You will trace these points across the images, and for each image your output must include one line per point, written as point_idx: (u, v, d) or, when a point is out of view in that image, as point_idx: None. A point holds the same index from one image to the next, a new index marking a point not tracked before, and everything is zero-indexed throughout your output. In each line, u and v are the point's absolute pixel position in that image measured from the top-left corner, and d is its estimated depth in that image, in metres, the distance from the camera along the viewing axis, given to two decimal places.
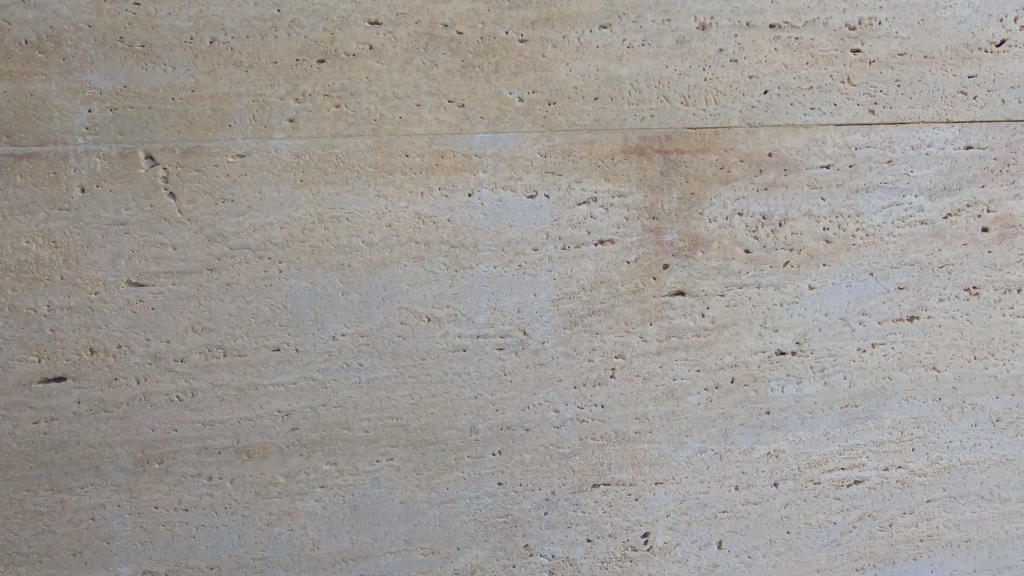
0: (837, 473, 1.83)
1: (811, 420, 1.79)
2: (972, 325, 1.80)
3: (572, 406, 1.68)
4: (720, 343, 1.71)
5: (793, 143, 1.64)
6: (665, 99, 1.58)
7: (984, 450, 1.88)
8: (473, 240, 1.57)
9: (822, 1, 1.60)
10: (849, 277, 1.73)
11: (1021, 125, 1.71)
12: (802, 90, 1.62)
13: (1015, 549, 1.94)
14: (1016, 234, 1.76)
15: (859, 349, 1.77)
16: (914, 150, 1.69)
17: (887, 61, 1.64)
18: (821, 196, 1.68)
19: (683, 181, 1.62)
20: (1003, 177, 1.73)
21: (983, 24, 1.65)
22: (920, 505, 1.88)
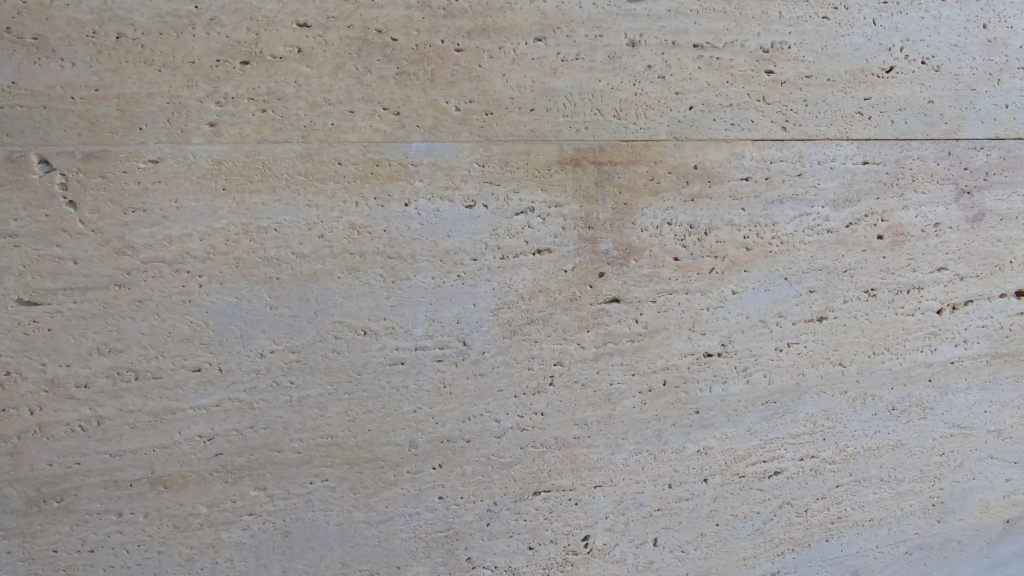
0: (759, 466, 1.95)
1: (735, 417, 1.90)
2: (870, 323, 1.98)
3: (513, 415, 1.68)
4: (653, 347, 1.77)
5: (716, 156, 1.74)
6: (599, 113, 1.62)
7: (883, 436, 2.07)
8: (410, 250, 1.53)
9: (739, 24, 1.70)
10: (766, 282, 1.85)
11: (908, 143, 1.90)
12: (723, 107, 1.72)
13: (909, 524, 2.16)
14: (905, 241, 1.96)
15: (777, 348, 1.90)
16: (820, 165, 1.83)
17: (796, 82, 1.77)
18: (741, 206, 1.78)
19: (616, 191, 1.67)
20: (894, 190, 1.92)
21: (875, 52, 1.83)
22: (830, 490, 2.05)
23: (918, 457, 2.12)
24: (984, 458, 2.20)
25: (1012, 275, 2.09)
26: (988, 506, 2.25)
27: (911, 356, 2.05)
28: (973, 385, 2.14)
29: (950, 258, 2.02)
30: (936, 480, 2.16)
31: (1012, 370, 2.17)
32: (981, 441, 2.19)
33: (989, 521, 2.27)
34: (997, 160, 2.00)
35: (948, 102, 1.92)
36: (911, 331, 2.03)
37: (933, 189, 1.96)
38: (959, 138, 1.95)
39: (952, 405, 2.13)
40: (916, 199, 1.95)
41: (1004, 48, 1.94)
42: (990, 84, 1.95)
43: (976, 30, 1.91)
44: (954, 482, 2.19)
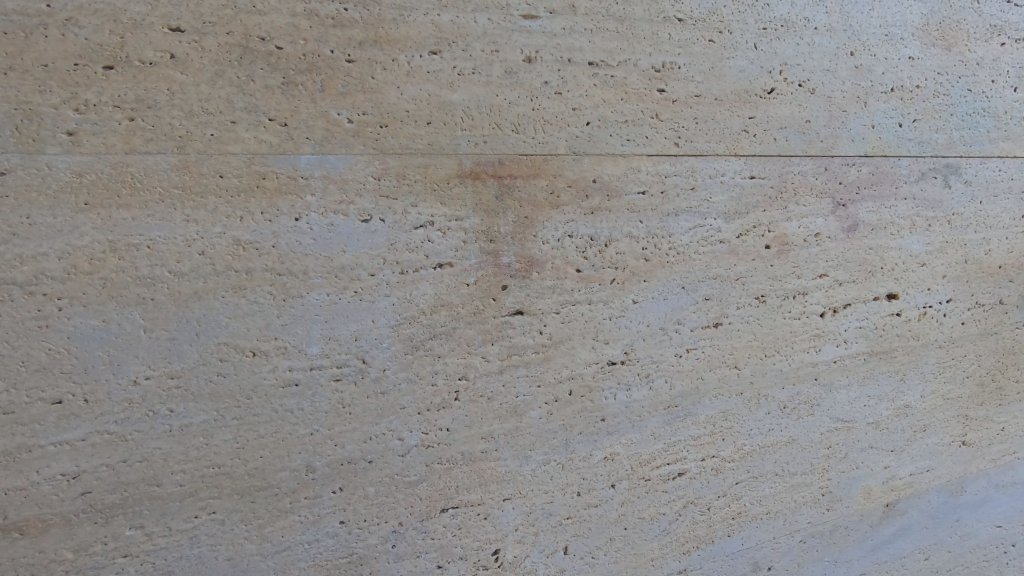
0: (663, 469, 2.02)
1: (640, 422, 1.96)
2: (762, 328, 2.11)
3: (417, 433, 1.65)
4: (557, 358, 1.80)
5: (613, 170, 1.79)
6: (497, 127, 1.63)
7: (776, 433, 2.20)
8: (302, 267, 1.47)
9: (632, 44, 1.76)
10: (665, 291, 1.92)
11: (789, 160, 2.05)
12: (618, 123, 1.77)
13: (802, 514, 2.31)
14: (789, 250, 2.11)
15: (677, 354, 1.98)
16: (711, 179, 1.93)
17: (687, 100, 1.86)
18: (639, 218, 1.85)
19: (517, 205, 1.68)
20: (779, 203, 2.05)
21: (757, 74, 1.95)
22: (731, 487, 2.15)
23: (807, 451, 2.28)
24: (865, 448, 2.40)
25: (882, 280, 2.30)
26: (869, 492, 2.45)
27: (799, 357, 2.20)
28: (854, 381, 2.33)
29: (829, 266, 2.19)
30: (824, 471, 2.33)
31: (886, 366, 2.39)
32: (862, 432, 2.38)
33: (871, 506, 2.47)
34: (866, 175, 2.19)
35: (823, 122, 2.08)
36: (798, 334, 2.18)
37: (813, 202, 2.11)
38: (834, 155, 2.12)
39: (836, 401, 2.30)
40: (798, 211, 2.10)
41: (868, 74, 2.13)
42: (858, 106, 2.13)
43: (845, 56, 2.09)
44: (840, 472, 2.37)
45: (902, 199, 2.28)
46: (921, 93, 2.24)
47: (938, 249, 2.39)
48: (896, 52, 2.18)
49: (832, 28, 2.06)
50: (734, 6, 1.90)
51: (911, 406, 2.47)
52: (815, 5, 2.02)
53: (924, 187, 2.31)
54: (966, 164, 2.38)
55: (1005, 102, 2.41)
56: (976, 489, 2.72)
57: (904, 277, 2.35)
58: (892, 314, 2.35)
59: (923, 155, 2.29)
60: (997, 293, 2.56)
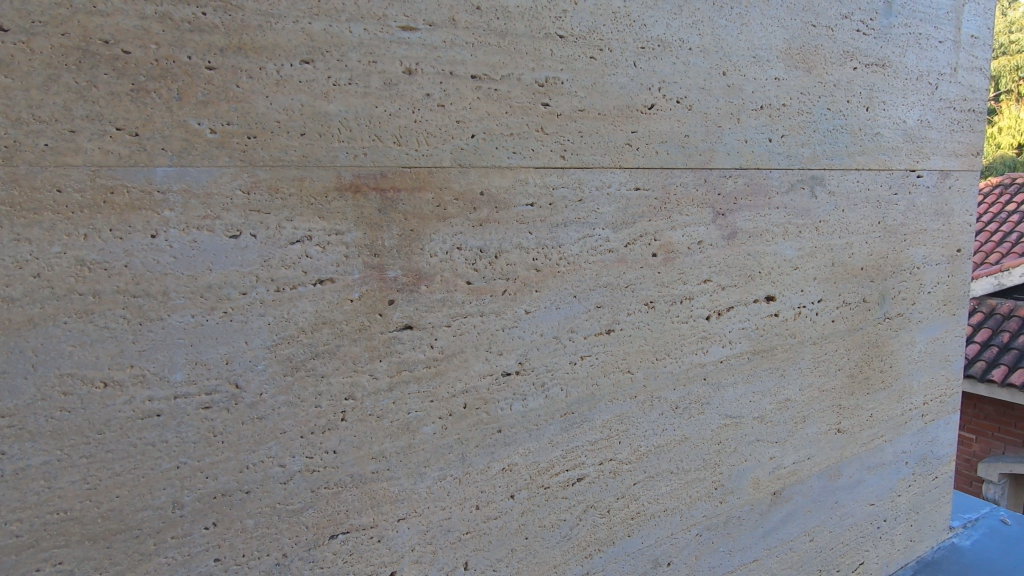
0: (562, 475, 2.05)
1: (537, 431, 1.98)
2: (652, 332, 2.20)
3: (300, 458, 1.58)
4: (450, 371, 1.79)
5: (501, 183, 1.81)
6: (377, 139, 1.60)
7: (670, 433, 2.30)
8: (161, 287, 1.37)
9: (514, 59, 1.79)
10: (557, 301, 1.96)
11: (671, 172, 2.15)
12: (504, 136, 1.80)
13: (697, 509, 2.42)
14: (675, 257, 2.21)
15: (571, 362, 2.02)
16: (598, 191, 2.00)
17: (571, 115, 1.91)
18: (528, 230, 1.87)
19: (402, 218, 1.65)
20: (663, 213, 2.16)
21: (638, 91, 2.04)
22: (629, 488, 2.22)
23: (700, 448, 2.39)
24: (752, 442, 2.56)
25: (760, 283, 2.48)
26: (758, 483, 2.61)
27: (688, 359, 2.31)
28: (739, 379, 2.48)
29: (712, 271, 2.32)
30: (716, 466, 2.46)
31: (768, 363, 2.56)
32: (749, 427, 2.54)
33: (760, 495, 2.63)
34: (741, 186, 2.35)
35: (700, 137, 2.21)
36: (686, 337, 2.29)
37: (695, 212, 2.23)
38: (712, 168, 2.26)
39: (724, 399, 2.44)
40: (681, 220, 2.21)
41: (740, 93, 2.28)
42: (732, 122, 2.28)
43: (718, 76, 2.22)
44: (731, 466, 2.51)
45: (775, 208, 2.46)
46: (787, 111, 2.43)
47: (808, 253, 2.61)
48: (764, 72, 2.34)
49: (706, 49, 2.17)
50: (614, 24, 1.97)
51: (791, 399, 2.66)
52: (688, 27, 2.13)
53: (794, 197, 2.51)
54: (828, 176, 2.61)
55: (859, 120, 2.67)
56: (851, 472, 2.97)
57: (780, 280, 2.54)
58: (770, 315, 2.53)
59: (791, 167, 2.48)
60: (859, 292, 2.83)
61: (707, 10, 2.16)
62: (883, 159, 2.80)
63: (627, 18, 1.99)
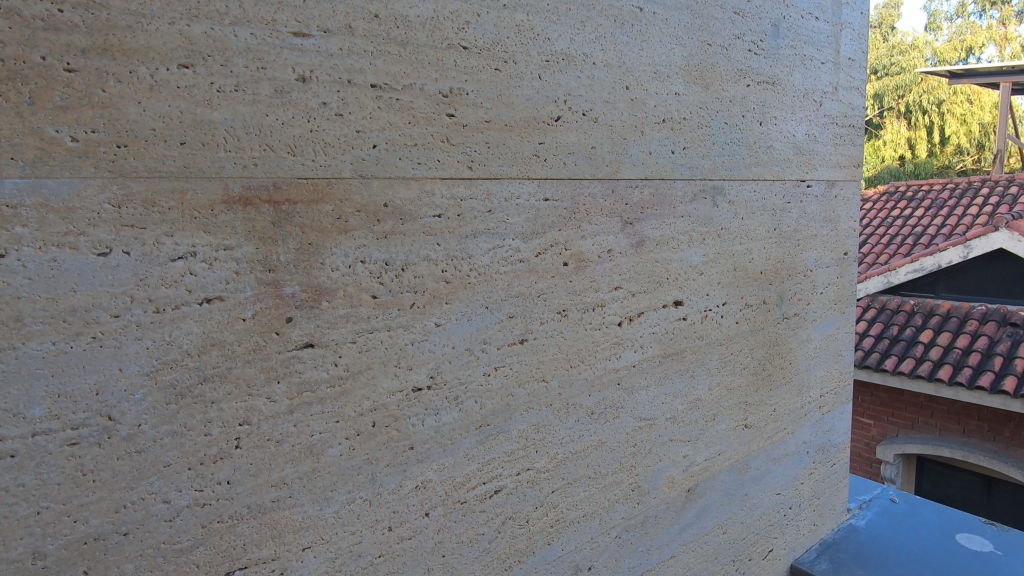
0: (478, 489, 2.03)
1: (451, 446, 1.95)
2: (566, 340, 2.23)
3: (188, 492, 1.47)
4: (356, 390, 1.72)
5: (406, 194, 1.77)
6: (268, 148, 1.52)
7: (587, 438, 2.33)
8: (13, 312, 1.25)
9: (416, 69, 1.77)
10: (468, 312, 1.94)
11: (579, 183, 2.20)
12: (408, 147, 1.76)
13: (615, 511, 2.47)
14: (586, 266, 2.26)
15: (485, 373, 2.00)
16: (507, 201, 2.00)
17: (477, 126, 1.91)
18: (436, 241, 1.84)
19: (299, 231, 1.58)
20: (573, 222, 2.19)
21: (544, 103, 2.07)
22: (547, 496, 2.23)
23: (616, 451, 2.45)
24: (666, 442, 2.65)
25: (668, 289, 2.58)
26: (673, 481, 2.71)
27: (602, 365, 2.36)
28: (652, 382, 2.56)
29: (622, 278, 2.39)
30: (632, 468, 2.52)
31: (678, 365, 2.67)
32: (663, 427, 2.62)
33: (675, 493, 2.73)
34: (647, 196, 2.44)
35: (607, 149, 2.27)
36: (599, 343, 2.34)
37: (603, 221, 2.29)
38: (619, 178, 2.32)
39: (638, 402, 2.51)
40: (591, 230, 2.26)
41: (643, 106, 2.37)
42: (636, 135, 2.36)
43: (621, 90, 2.30)
44: (646, 467, 2.58)
45: (679, 217, 2.57)
46: (687, 125, 2.55)
47: (711, 259, 2.75)
48: (664, 87, 2.45)
49: (609, 64, 2.24)
50: (517, 37, 1.98)
51: (701, 399, 2.78)
52: (591, 41, 2.18)
53: (696, 206, 2.64)
54: (728, 186, 2.77)
55: (753, 134, 2.85)
56: (758, 464, 3.15)
57: (687, 285, 2.65)
58: (679, 319, 2.64)
59: (693, 178, 2.61)
60: (759, 295, 3.01)
61: (609, 26, 2.23)
62: (776, 169, 3.00)
63: (530, 31, 2.02)
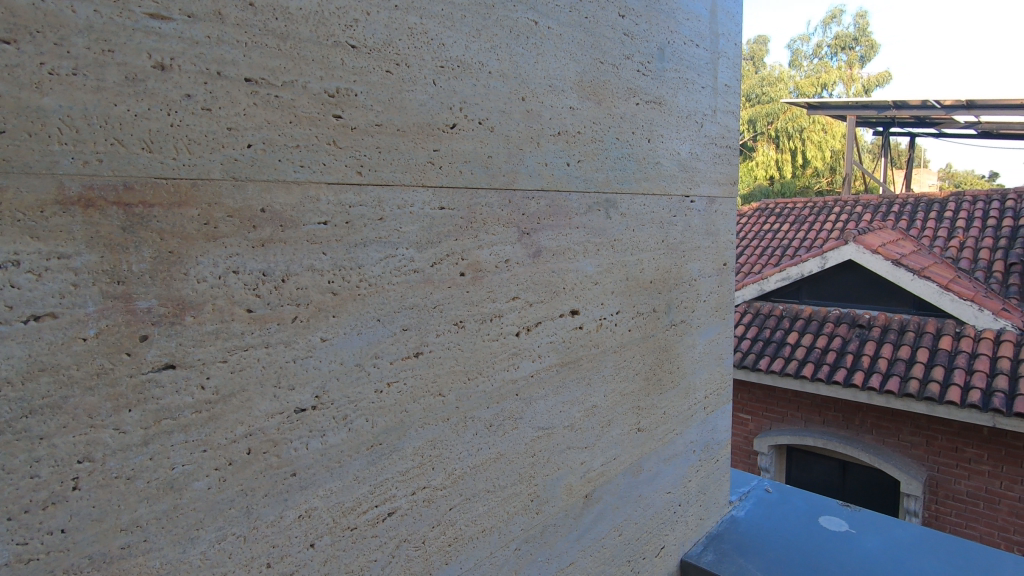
0: (370, 513, 1.91)
1: (339, 469, 1.82)
2: (463, 352, 2.18)
3: (7, 547, 1.25)
4: (228, 414, 1.56)
5: (287, 199, 1.63)
6: (117, 143, 1.34)
7: (485, 451, 2.29)
8: None
9: (298, 65, 1.65)
10: (358, 326, 1.83)
11: (475, 192, 2.16)
12: (288, 148, 1.63)
13: (515, 523, 2.45)
14: (483, 276, 2.23)
15: (376, 390, 1.90)
16: (400, 210, 1.92)
17: (367, 129, 1.82)
18: (321, 250, 1.72)
19: (155, 237, 1.40)
20: (469, 232, 2.16)
21: (439, 109, 2.02)
22: (444, 514, 2.16)
23: (515, 462, 2.43)
24: (564, 450, 2.68)
25: (564, 299, 2.62)
26: (571, 488, 2.74)
27: (500, 376, 2.34)
28: (549, 391, 2.58)
29: (520, 288, 2.39)
30: (531, 478, 2.51)
31: (574, 373, 2.71)
32: (561, 435, 2.65)
33: (574, 500, 2.76)
34: (544, 208, 2.47)
35: (503, 159, 2.26)
36: (497, 354, 2.31)
37: (500, 232, 2.28)
38: (515, 189, 2.32)
39: (537, 412, 2.51)
40: (487, 239, 2.23)
41: (538, 118, 2.39)
42: (532, 146, 2.38)
43: (517, 101, 2.30)
44: (545, 476, 2.59)
45: (575, 228, 2.63)
46: (581, 138, 2.61)
47: (605, 269, 2.84)
48: (559, 101, 2.49)
49: (505, 74, 2.24)
50: (410, 40, 1.92)
51: (597, 405, 2.85)
52: (487, 50, 2.17)
53: (591, 218, 2.71)
54: (619, 199, 2.88)
55: (642, 150, 2.99)
56: (650, 465, 3.29)
57: (582, 295, 2.71)
58: (575, 328, 2.69)
59: (588, 191, 2.68)
60: (649, 303, 3.15)
61: (504, 37, 2.23)
62: (663, 185, 3.18)
63: (424, 35, 1.96)
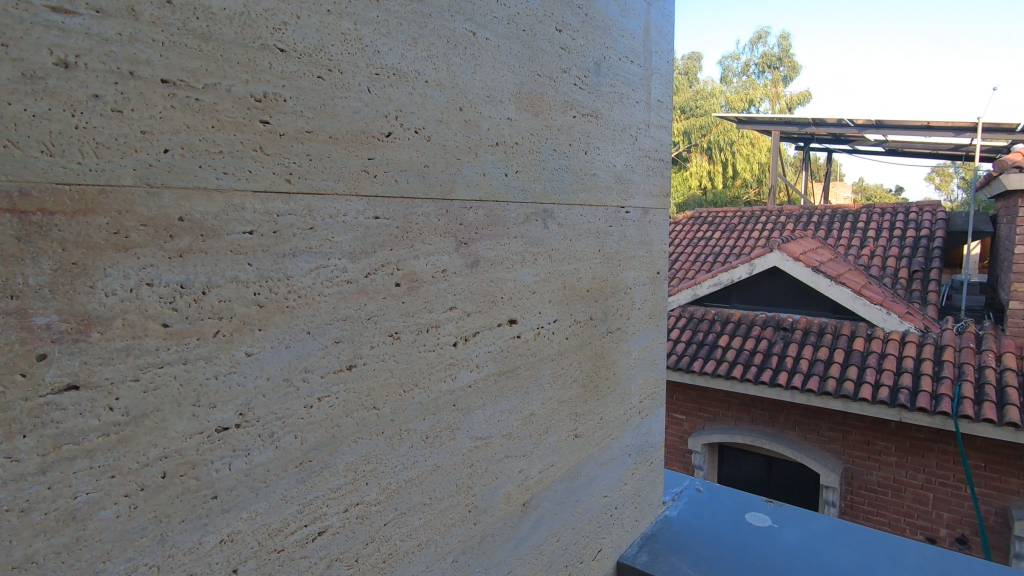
0: (299, 533, 1.84)
1: (264, 490, 1.74)
2: (398, 364, 2.14)
3: None
4: (140, 437, 1.46)
5: (208, 207, 1.55)
6: (12, 144, 1.24)
7: (420, 464, 2.26)
8: None
9: (221, 67, 1.57)
10: (286, 339, 1.76)
11: (411, 202, 2.13)
12: (210, 153, 1.55)
13: (452, 535, 2.43)
14: (419, 287, 2.20)
15: (306, 406, 1.83)
16: (331, 219, 1.86)
17: (296, 136, 1.76)
18: (246, 261, 1.65)
19: (56, 248, 1.31)
20: (405, 242, 2.12)
21: (373, 117, 1.98)
22: (378, 530, 2.11)
23: (452, 474, 2.41)
24: (501, 459, 2.68)
25: (502, 308, 2.63)
26: (509, 497, 2.75)
27: (437, 388, 2.31)
28: (487, 401, 2.58)
29: (457, 298, 2.38)
30: (468, 489, 2.50)
31: (512, 383, 2.72)
32: (498, 445, 2.65)
33: (511, 508, 2.77)
34: (481, 217, 2.47)
35: (440, 168, 2.25)
36: (433, 365, 2.29)
37: (437, 241, 2.26)
38: (452, 199, 2.31)
39: (474, 422, 2.50)
40: (424, 249, 2.21)
41: (476, 128, 2.40)
42: (470, 156, 2.38)
43: (454, 111, 2.29)
44: (483, 486, 2.58)
45: (512, 238, 2.65)
46: (519, 149, 2.64)
47: (543, 279, 2.87)
48: (497, 112, 2.51)
49: (442, 84, 2.23)
50: (343, 46, 1.87)
51: (535, 413, 2.88)
52: (423, 59, 2.15)
53: (528, 228, 2.74)
54: (557, 210, 2.92)
55: (579, 162, 3.06)
56: (587, 470, 3.35)
57: (520, 304, 2.73)
58: (512, 337, 2.71)
59: (525, 201, 2.71)
60: (586, 311, 3.22)
61: (441, 46, 2.22)
62: (599, 196, 3.26)
63: (357, 41, 1.92)
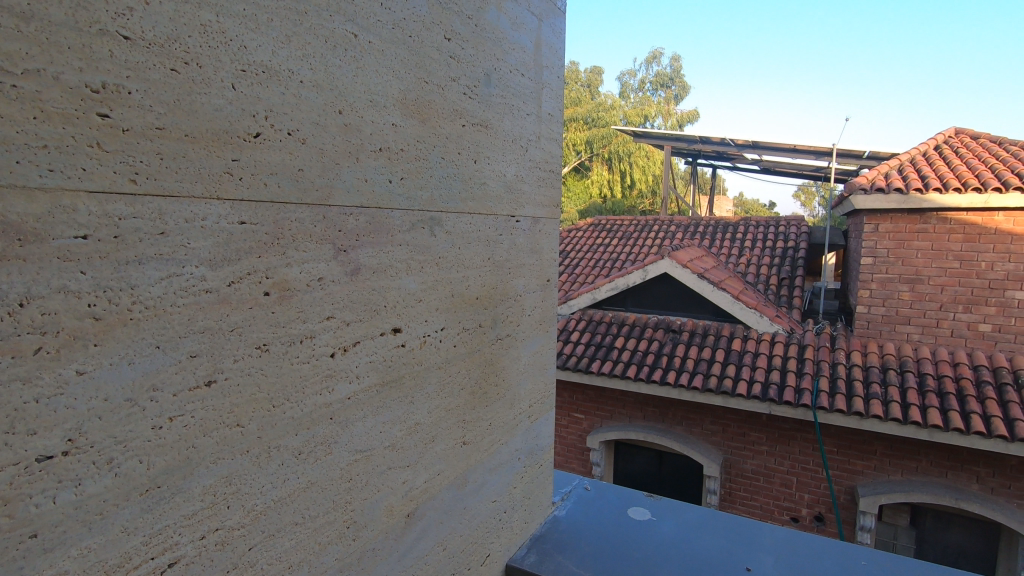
0: (144, 567, 1.69)
1: (100, 523, 1.57)
2: (267, 378, 2.02)
3: None
4: None
5: (27, 208, 1.39)
6: None
7: (292, 482, 2.15)
8: None
9: (46, 52, 1.41)
10: (129, 355, 1.60)
11: (284, 206, 2.03)
12: (31, 148, 1.39)
13: (327, 554, 2.33)
14: (292, 295, 2.09)
15: (153, 427, 1.67)
16: (188, 223, 1.72)
17: (144, 132, 1.61)
18: (78, 269, 1.48)
19: None
20: (275, 249, 2.01)
21: (238, 115, 1.85)
22: (242, 555, 1.98)
23: (329, 490, 2.31)
24: (383, 471, 2.62)
25: (385, 317, 2.57)
26: (391, 509, 2.69)
27: (311, 401, 2.21)
28: (368, 412, 2.51)
29: (334, 308, 2.29)
30: (346, 505, 2.41)
31: (396, 393, 2.67)
32: (379, 456, 2.58)
33: (394, 521, 2.71)
34: (363, 224, 2.40)
35: (316, 172, 2.15)
36: (307, 378, 2.19)
37: (312, 248, 2.16)
38: (330, 205, 2.22)
39: (353, 435, 2.43)
40: (297, 257, 2.10)
41: (357, 133, 2.33)
42: (349, 161, 2.30)
43: (332, 113, 2.21)
44: (363, 500, 2.50)
45: (397, 245, 2.60)
46: (404, 155, 2.60)
47: (429, 287, 2.85)
48: (380, 117, 2.45)
49: (318, 85, 2.14)
50: (203, 38, 1.74)
51: (420, 423, 2.84)
52: (297, 58, 2.05)
53: (414, 235, 2.70)
54: (444, 217, 2.92)
55: (468, 171, 3.07)
56: (476, 476, 3.37)
57: (404, 312, 2.69)
58: (396, 346, 2.66)
59: (411, 209, 2.67)
60: (475, 319, 3.24)
61: (318, 46, 2.14)
62: (489, 205, 3.30)
63: (220, 34, 1.79)
